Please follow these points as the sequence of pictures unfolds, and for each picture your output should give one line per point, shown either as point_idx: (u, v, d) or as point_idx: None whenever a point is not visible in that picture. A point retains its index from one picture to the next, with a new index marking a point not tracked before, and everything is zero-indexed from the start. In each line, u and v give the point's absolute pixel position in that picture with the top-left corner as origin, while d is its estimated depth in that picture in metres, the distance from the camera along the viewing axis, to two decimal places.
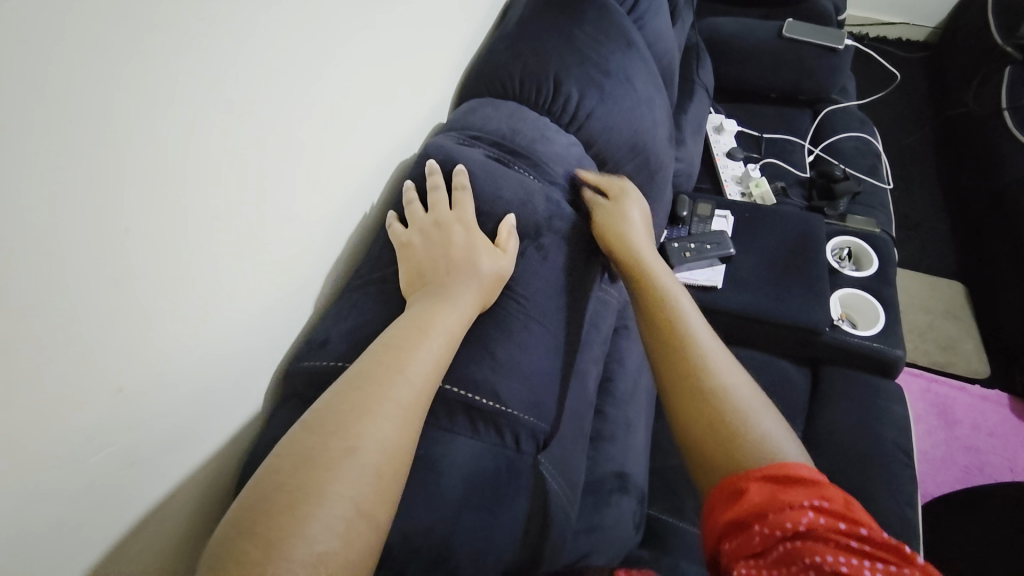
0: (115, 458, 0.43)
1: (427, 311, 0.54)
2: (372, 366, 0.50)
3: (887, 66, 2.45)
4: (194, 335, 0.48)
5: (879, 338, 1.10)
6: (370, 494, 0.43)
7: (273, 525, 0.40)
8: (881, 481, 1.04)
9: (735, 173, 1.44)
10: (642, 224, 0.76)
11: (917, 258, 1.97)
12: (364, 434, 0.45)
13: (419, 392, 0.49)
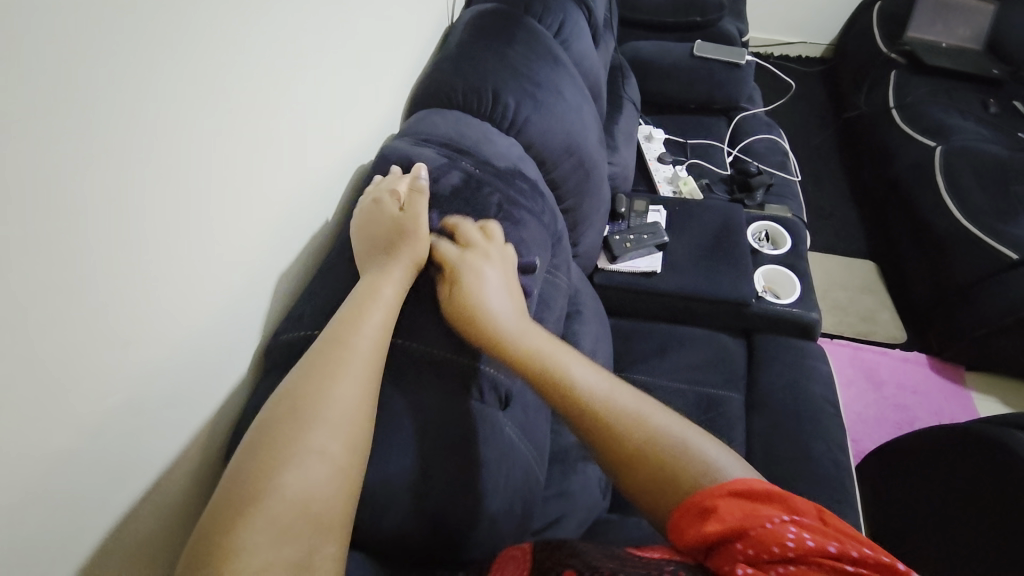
0: (114, 421, 0.49)
1: (370, 290, 0.61)
2: (329, 340, 0.56)
3: (779, 78, 2.76)
4: (175, 312, 0.54)
5: (797, 305, 1.25)
6: (341, 440, 0.50)
7: (254, 472, 0.46)
8: (812, 430, 1.17)
9: (666, 175, 1.60)
10: (503, 288, 0.67)
11: (834, 242, 2.21)
12: (330, 394, 0.52)
13: (373, 351, 0.57)
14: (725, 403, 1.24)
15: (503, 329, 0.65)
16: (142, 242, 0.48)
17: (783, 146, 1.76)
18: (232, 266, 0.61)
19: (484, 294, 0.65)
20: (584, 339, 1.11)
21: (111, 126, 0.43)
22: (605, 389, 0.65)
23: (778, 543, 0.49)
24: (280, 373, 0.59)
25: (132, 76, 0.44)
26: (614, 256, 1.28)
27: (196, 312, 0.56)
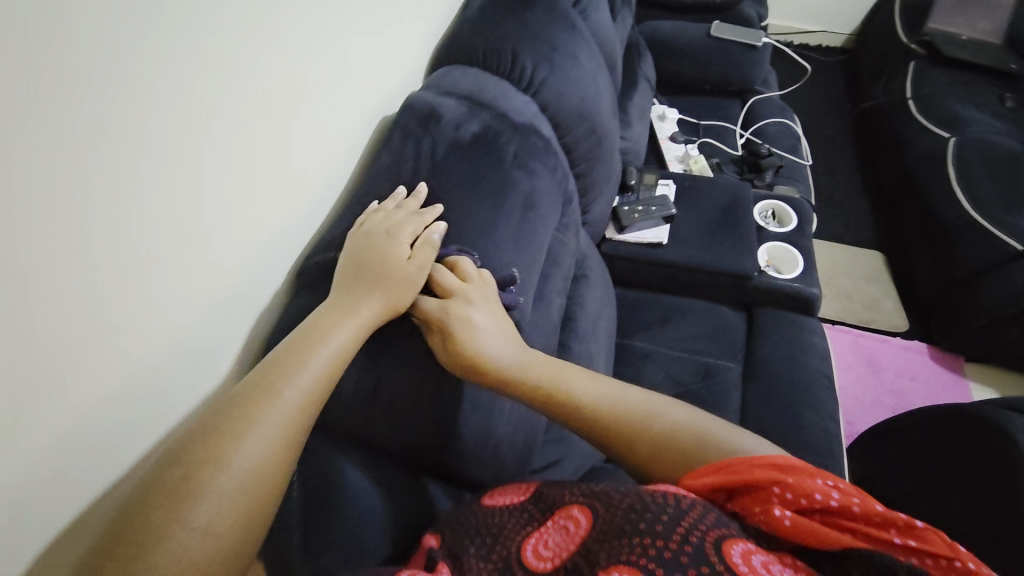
0: (113, 342, 0.52)
1: (316, 330, 0.56)
2: (261, 381, 0.52)
3: (796, 58, 2.81)
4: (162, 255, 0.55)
5: (798, 280, 1.29)
6: (231, 506, 0.46)
7: (144, 523, 0.43)
8: (804, 400, 1.22)
9: (677, 153, 1.63)
10: (494, 324, 0.64)
11: (843, 232, 2.22)
12: (236, 452, 0.48)
13: (298, 410, 0.52)
14: (722, 372, 1.28)
15: (505, 364, 0.64)
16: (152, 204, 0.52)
17: (796, 131, 1.77)
18: (251, 216, 0.66)
19: (480, 336, 0.62)
20: (588, 301, 1.16)
21: (97, 67, 0.44)
22: (609, 400, 0.66)
23: (815, 494, 0.52)
24: (306, 295, 0.64)
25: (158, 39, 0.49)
26: (621, 227, 1.33)
27: (206, 265, 0.61)
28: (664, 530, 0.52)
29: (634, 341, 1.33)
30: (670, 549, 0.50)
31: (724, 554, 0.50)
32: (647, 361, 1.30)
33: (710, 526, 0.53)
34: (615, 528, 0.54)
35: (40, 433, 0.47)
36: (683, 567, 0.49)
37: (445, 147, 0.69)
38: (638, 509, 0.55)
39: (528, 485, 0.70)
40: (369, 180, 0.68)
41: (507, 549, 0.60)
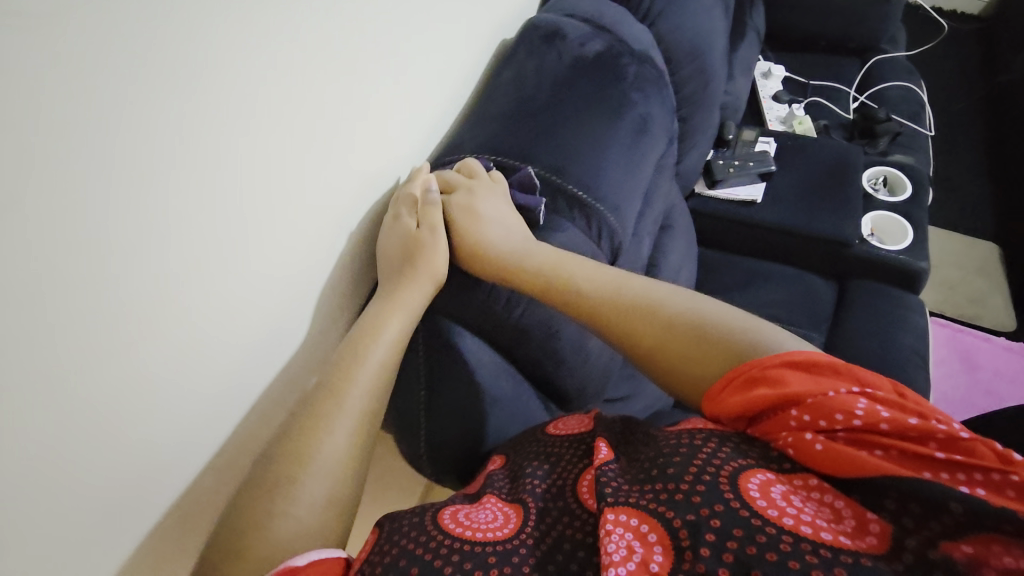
0: (246, 237, 0.52)
1: (367, 328, 0.59)
2: (328, 382, 0.57)
3: (932, 14, 2.53)
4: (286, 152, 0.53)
5: (905, 252, 1.22)
6: (323, 493, 0.53)
7: (254, 510, 0.51)
8: (894, 378, 1.15)
9: (780, 114, 1.52)
10: (498, 213, 0.61)
11: (955, 219, 2.01)
12: (319, 448, 0.54)
13: (365, 404, 0.57)
14: (803, 341, 1.22)
15: (510, 254, 0.61)
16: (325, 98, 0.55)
17: (920, 97, 1.60)
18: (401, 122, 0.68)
19: (484, 223, 0.60)
20: (672, 252, 1.15)
21: None
22: (617, 288, 0.63)
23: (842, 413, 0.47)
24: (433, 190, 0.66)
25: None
26: (714, 181, 1.29)
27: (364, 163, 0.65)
28: (675, 471, 0.49)
29: (711, 301, 1.29)
30: (681, 489, 0.47)
31: (738, 487, 0.46)
32: None
33: (728, 462, 0.49)
34: (634, 474, 0.52)
35: (194, 318, 0.50)
36: (694, 505, 0.45)
37: (569, 63, 0.69)
38: (655, 456, 0.53)
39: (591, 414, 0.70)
40: (492, 86, 0.68)
41: (564, 476, 0.60)
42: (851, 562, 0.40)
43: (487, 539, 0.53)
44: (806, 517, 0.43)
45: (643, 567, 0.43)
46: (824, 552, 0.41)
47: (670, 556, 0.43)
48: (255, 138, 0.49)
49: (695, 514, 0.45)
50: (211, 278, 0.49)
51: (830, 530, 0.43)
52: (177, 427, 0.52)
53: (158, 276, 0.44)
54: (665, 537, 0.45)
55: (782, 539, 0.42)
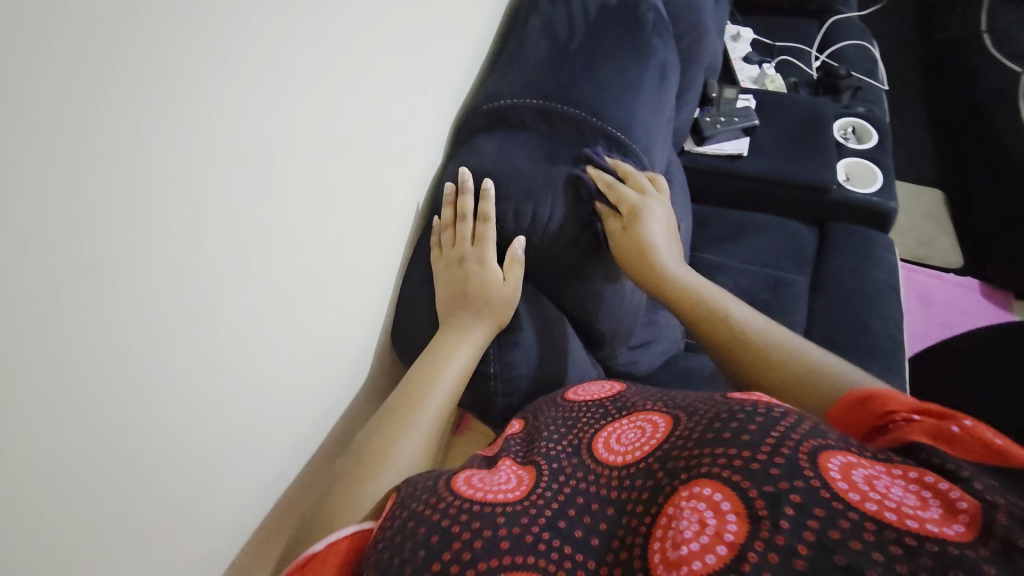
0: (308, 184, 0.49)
1: (437, 354, 0.66)
2: (400, 402, 0.64)
3: None
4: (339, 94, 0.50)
5: (877, 194, 1.33)
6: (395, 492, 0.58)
7: (323, 522, 0.54)
8: (874, 310, 1.27)
9: (751, 75, 1.59)
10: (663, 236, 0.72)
11: (903, 169, 2.18)
12: (388, 466, 0.59)
13: (438, 413, 0.64)
14: (791, 284, 1.31)
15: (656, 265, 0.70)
16: (374, 30, 0.53)
17: (874, 55, 1.72)
18: (428, 71, 0.67)
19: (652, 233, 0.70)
20: (672, 206, 1.20)
21: None
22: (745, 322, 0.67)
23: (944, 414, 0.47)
24: (479, 136, 0.68)
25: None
26: (703, 137, 1.35)
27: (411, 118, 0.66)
28: (750, 439, 0.46)
29: (705, 253, 1.36)
30: (757, 459, 0.44)
31: (819, 464, 0.43)
32: (717, 271, 1.33)
33: (807, 438, 0.46)
34: (697, 437, 0.50)
35: (254, 285, 0.46)
36: (773, 479, 0.43)
37: (596, 10, 0.72)
38: (726, 417, 0.50)
39: (611, 386, 0.72)
40: (526, 38, 0.72)
41: (578, 442, 0.60)
42: (937, 550, 0.36)
43: (494, 500, 0.51)
44: (892, 502, 0.40)
45: (714, 539, 0.41)
46: (911, 541, 0.37)
47: (745, 527, 0.41)
48: (333, 78, 0.49)
49: (774, 486, 0.42)
50: (297, 222, 0.49)
51: (918, 516, 0.39)
52: (257, 378, 0.51)
53: (234, 224, 0.42)
54: (739, 505, 0.42)
55: (866, 525, 0.39)
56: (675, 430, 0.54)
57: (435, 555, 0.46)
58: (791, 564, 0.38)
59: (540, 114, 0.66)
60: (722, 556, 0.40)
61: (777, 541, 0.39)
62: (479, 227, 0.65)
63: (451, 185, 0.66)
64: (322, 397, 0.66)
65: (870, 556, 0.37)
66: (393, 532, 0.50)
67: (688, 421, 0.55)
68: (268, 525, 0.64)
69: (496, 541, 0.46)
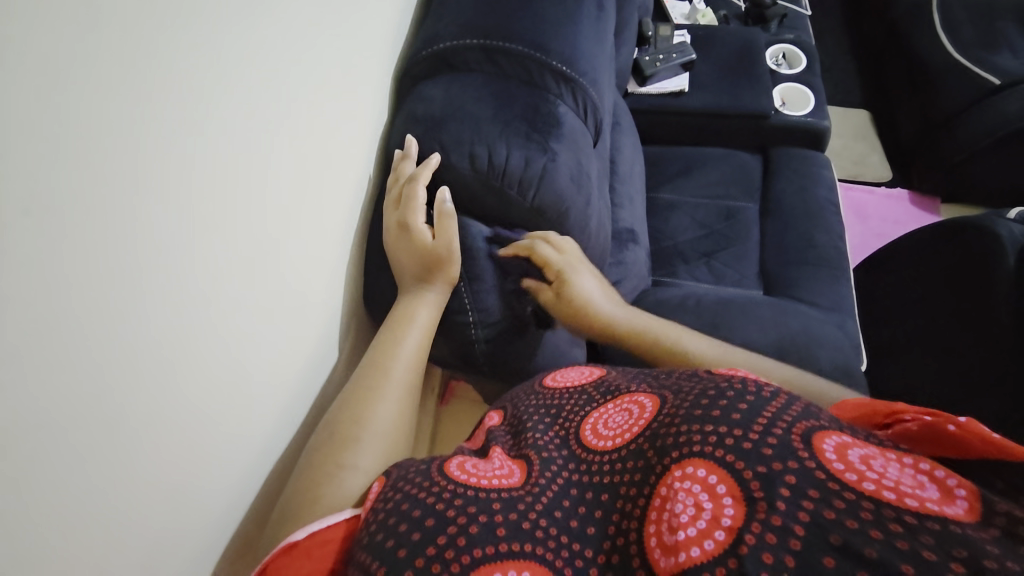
0: (244, 148, 0.46)
1: (406, 309, 0.68)
2: (369, 369, 0.65)
3: None
4: (260, 47, 0.47)
5: (811, 115, 1.39)
6: (377, 454, 0.60)
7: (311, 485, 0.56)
8: (819, 227, 1.36)
9: (682, 12, 1.61)
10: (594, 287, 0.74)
11: (833, 93, 2.28)
12: (372, 420, 0.61)
13: (409, 373, 0.67)
14: (742, 212, 1.38)
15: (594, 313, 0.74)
16: None
17: None
18: (355, 23, 0.64)
19: (584, 292, 0.72)
20: (623, 148, 1.21)
21: None
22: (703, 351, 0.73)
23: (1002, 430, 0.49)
24: (424, 83, 0.66)
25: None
26: (644, 77, 1.36)
27: (351, 74, 0.65)
28: (742, 419, 0.51)
29: (659, 193, 1.40)
30: (750, 439, 0.49)
31: (813, 447, 0.48)
32: (673, 209, 1.38)
33: (801, 419, 0.51)
34: (686, 417, 0.54)
35: (203, 269, 0.44)
36: (766, 458, 0.47)
37: None
38: (718, 395, 0.55)
39: (591, 372, 0.74)
40: None
41: (563, 429, 0.64)
42: (937, 529, 0.40)
43: (485, 487, 0.54)
44: (890, 482, 0.45)
45: (711, 523, 0.44)
46: (909, 518, 0.42)
47: (741, 508, 0.45)
48: (264, 26, 0.47)
49: (766, 467, 0.46)
50: (253, 182, 0.49)
51: (920, 496, 0.44)
52: (223, 369, 0.49)
53: (174, 203, 0.39)
54: (734, 489, 0.46)
55: (862, 505, 0.43)
56: (661, 410, 0.59)
57: (418, 548, 0.47)
58: (787, 542, 0.42)
59: (484, 54, 0.64)
60: (721, 542, 0.43)
61: (774, 521, 0.43)
62: (408, 188, 0.64)
63: (400, 150, 0.66)
64: (295, 371, 0.65)
65: (868, 533, 0.41)
66: (382, 514, 0.51)
67: (673, 399, 0.60)
68: (260, 505, 0.64)
69: (492, 527, 0.49)
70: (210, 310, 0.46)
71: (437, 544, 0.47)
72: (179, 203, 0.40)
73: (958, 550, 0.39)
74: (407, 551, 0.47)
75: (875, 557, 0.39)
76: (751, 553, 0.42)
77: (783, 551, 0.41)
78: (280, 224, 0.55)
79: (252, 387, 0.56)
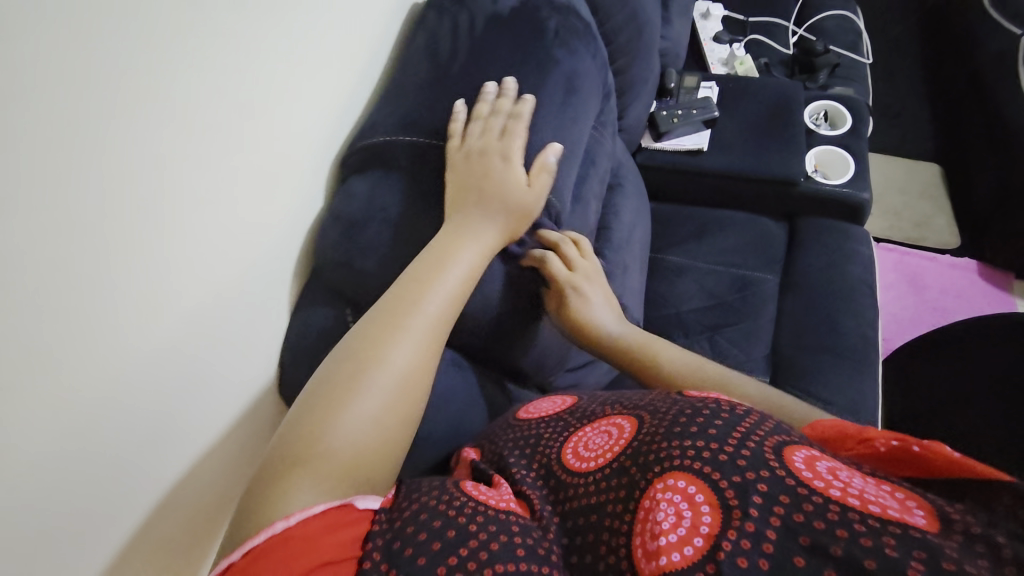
0: (147, 298, 0.50)
1: (411, 290, 0.57)
2: (356, 352, 0.54)
3: None
4: (171, 208, 0.50)
5: (848, 185, 1.24)
6: (381, 412, 0.53)
7: (276, 482, 0.48)
8: (844, 309, 1.20)
9: (721, 56, 1.50)
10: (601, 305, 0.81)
11: (899, 143, 2.05)
12: (349, 416, 0.51)
13: (404, 369, 0.55)
14: (759, 285, 1.26)
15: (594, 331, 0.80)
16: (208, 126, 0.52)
17: (857, 25, 1.60)
18: (297, 129, 0.65)
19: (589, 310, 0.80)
20: (622, 211, 1.13)
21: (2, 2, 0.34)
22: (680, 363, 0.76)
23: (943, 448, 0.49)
24: (355, 176, 0.64)
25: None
26: (660, 133, 1.27)
27: (292, 175, 0.67)
28: (718, 433, 0.53)
29: (668, 255, 1.31)
30: (726, 451, 0.51)
31: (784, 458, 0.50)
32: (681, 274, 1.28)
33: (772, 433, 0.54)
34: (665, 432, 0.56)
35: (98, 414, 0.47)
36: (741, 469, 0.49)
37: (481, 23, 0.66)
38: (696, 412, 0.57)
39: (563, 401, 0.76)
40: (410, 58, 0.66)
41: (546, 453, 0.65)
42: (901, 533, 0.42)
43: (500, 509, 0.53)
44: (856, 490, 0.47)
45: (691, 531, 0.47)
46: (873, 522, 0.43)
47: (718, 514, 0.47)
48: (172, 186, 0.50)
49: (741, 477, 0.49)
50: (175, 294, 0.53)
51: (882, 504, 0.45)
52: (135, 484, 0.53)
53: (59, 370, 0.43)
54: (712, 497, 0.48)
55: (830, 507, 0.45)
56: (640, 427, 0.60)
57: (439, 557, 0.46)
58: (762, 547, 0.44)
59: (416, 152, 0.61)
60: (699, 548, 0.45)
61: (747, 527, 0.45)
62: (509, 124, 0.62)
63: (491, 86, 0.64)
64: (213, 455, 0.65)
65: (834, 533, 0.43)
66: (398, 524, 0.49)
67: (650, 418, 0.61)
68: None
69: (512, 546, 0.48)
70: (145, 323, 0.50)
71: (457, 556, 0.46)
72: (137, 213, 0.47)
73: (919, 551, 0.40)
74: (427, 560, 0.45)
75: (841, 554, 0.41)
76: (728, 559, 0.44)
77: (758, 555, 0.43)
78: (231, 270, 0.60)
79: (188, 424, 0.59)
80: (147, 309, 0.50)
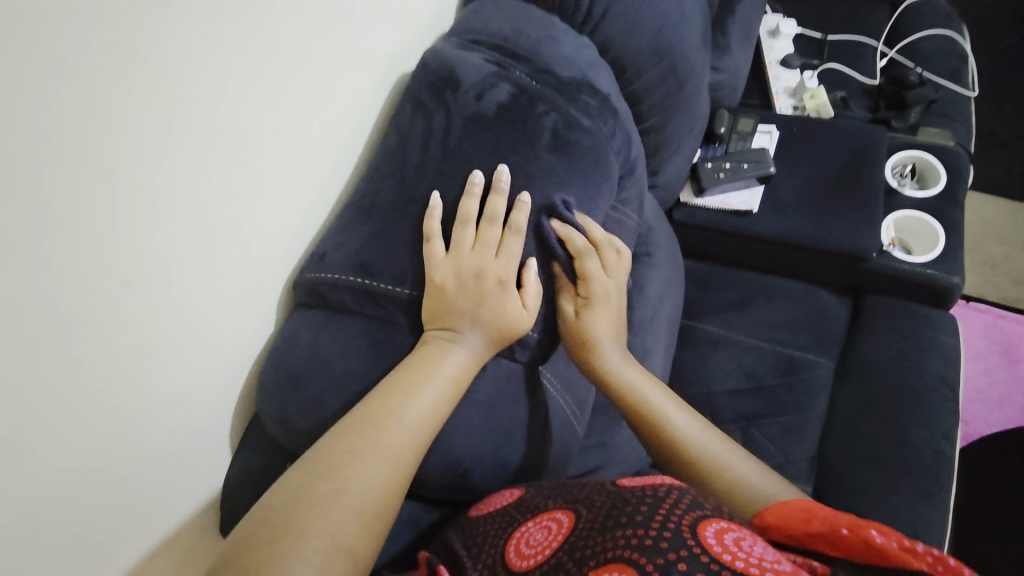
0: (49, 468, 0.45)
1: (390, 398, 0.50)
2: (314, 470, 0.46)
3: None
4: (87, 359, 0.46)
5: (933, 265, 1.02)
6: (353, 532, 0.44)
7: None
8: (915, 413, 0.98)
9: (788, 84, 1.28)
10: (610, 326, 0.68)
11: (1007, 180, 1.71)
12: (301, 542, 0.42)
13: (377, 488, 0.47)
14: (809, 370, 1.06)
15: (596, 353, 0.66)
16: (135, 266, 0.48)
17: (964, 48, 1.31)
18: (255, 243, 0.60)
19: (596, 327, 0.66)
20: (649, 284, 0.96)
21: None
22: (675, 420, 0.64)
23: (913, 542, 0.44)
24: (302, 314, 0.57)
25: (283, 30, 0.56)
26: (701, 189, 1.10)
27: (245, 294, 0.61)
28: (640, 518, 0.46)
29: (703, 323, 1.13)
30: (649, 534, 0.44)
31: (698, 534, 0.44)
32: (716, 349, 1.09)
33: (689, 508, 0.47)
34: (601, 521, 0.48)
35: None
36: (662, 551, 0.43)
37: (459, 127, 0.59)
38: (618, 507, 0.49)
39: (513, 490, 0.62)
40: (377, 165, 0.61)
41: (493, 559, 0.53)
42: None
43: None
44: (756, 558, 0.42)
45: None
46: None
47: None
48: (88, 338, 0.45)
49: (664, 559, 0.42)
50: (94, 447, 0.49)
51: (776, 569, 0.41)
52: None
53: None
54: None
55: None
56: (578, 520, 0.51)
57: None
58: None
59: (365, 297, 0.55)
60: None
61: None
62: (489, 232, 0.58)
63: (478, 182, 0.58)
64: None
65: None
66: None
67: (587, 510, 0.52)
68: None
69: None
70: (66, 444, 0.46)
71: None
72: (79, 290, 0.44)
73: None
74: None
75: None
76: None
77: None
78: (193, 368, 0.57)
79: (113, 547, 0.54)
80: (75, 404, 0.46)
